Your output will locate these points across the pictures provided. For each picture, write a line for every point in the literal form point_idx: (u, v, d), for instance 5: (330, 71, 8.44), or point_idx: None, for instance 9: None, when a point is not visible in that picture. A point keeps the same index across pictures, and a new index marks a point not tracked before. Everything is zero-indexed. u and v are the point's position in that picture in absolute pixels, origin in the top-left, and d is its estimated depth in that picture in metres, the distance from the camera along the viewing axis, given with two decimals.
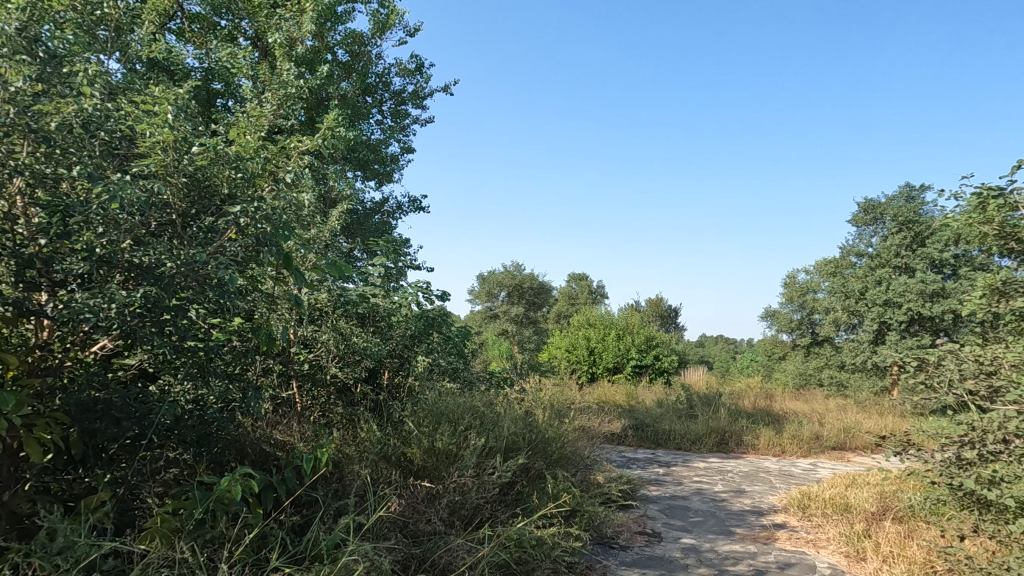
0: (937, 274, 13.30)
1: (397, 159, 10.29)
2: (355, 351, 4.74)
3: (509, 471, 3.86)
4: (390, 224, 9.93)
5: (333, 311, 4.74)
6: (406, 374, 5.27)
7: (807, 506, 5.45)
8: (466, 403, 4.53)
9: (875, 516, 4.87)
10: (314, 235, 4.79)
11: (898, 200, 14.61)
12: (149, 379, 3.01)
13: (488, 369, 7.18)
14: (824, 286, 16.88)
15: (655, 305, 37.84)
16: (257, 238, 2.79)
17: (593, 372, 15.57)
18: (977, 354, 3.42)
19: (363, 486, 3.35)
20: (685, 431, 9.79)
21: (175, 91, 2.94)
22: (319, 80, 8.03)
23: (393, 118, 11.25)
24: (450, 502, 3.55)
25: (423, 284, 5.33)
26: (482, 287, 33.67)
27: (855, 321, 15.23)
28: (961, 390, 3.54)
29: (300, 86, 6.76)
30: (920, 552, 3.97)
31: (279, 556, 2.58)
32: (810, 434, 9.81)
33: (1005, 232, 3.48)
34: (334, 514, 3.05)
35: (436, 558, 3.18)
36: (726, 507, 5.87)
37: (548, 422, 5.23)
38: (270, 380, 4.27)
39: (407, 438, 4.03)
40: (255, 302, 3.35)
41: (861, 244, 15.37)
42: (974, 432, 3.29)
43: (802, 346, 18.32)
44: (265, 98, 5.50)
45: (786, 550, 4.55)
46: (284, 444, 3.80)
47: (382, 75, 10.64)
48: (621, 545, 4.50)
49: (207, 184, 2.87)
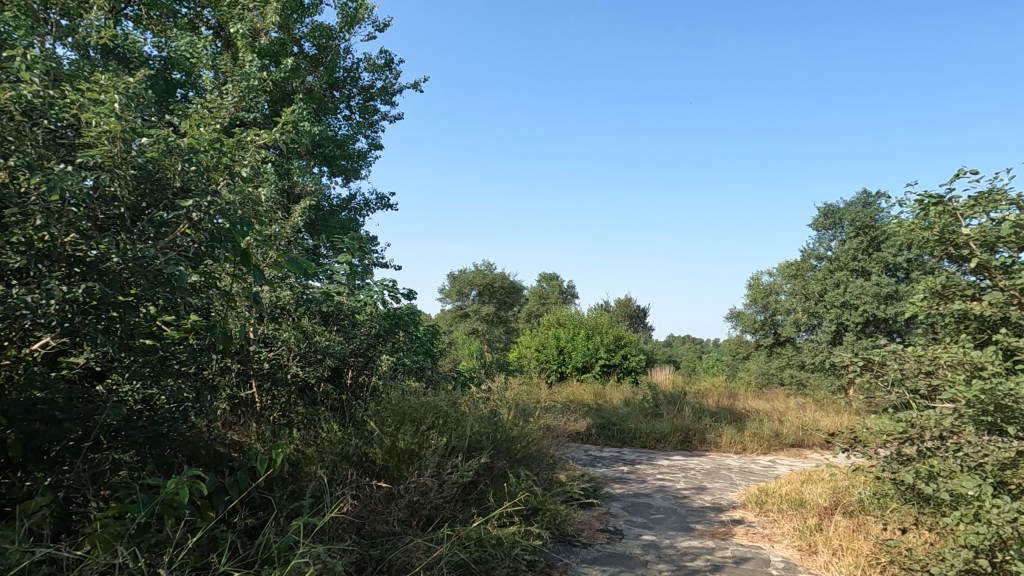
0: (891, 277, 13.84)
1: (365, 155, 10.14)
2: (317, 349, 4.64)
3: (471, 471, 3.84)
4: (357, 222, 9.80)
5: (295, 309, 4.65)
6: (370, 374, 5.19)
7: (763, 501, 5.61)
8: (430, 402, 4.49)
9: (826, 511, 5.04)
10: (275, 231, 4.68)
11: (855, 206, 15.24)
12: (96, 379, 2.90)
13: (455, 368, 7.14)
14: (785, 289, 17.35)
15: (624, 305, 38.34)
16: (210, 234, 2.70)
17: (562, 372, 15.69)
18: (918, 354, 3.57)
19: (321, 486, 3.31)
20: (651, 430, 9.94)
21: (124, 81, 2.84)
22: (283, 72, 7.85)
23: (361, 114, 11.07)
24: (409, 502, 3.52)
25: (388, 283, 5.27)
26: (452, 286, 33.54)
27: (815, 322, 15.72)
28: (905, 389, 3.69)
29: (263, 78, 6.59)
30: (866, 544, 4.13)
31: (227, 560, 2.51)
32: (770, 432, 10.09)
33: (944, 238, 3.63)
34: (288, 515, 2.99)
35: (392, 559, 3.16)
36: (688, 504, 5.98)
37: (513, 421, 5.22)
38: (227, 379, 4.16)
39: (369, 438, 3.98)
40: (211, 299, 3.25)
41: (821, 248, 15.84)
42: (914, 429, 3.44)
43: (765, 346, 18.82)
44: (226, 90, 5.34)
45: (742, 545, 4.68)
46: (241, 445, 3.71)
47: (351, 69, 10.48)
48: (583, 543, 4.55)
49: (159, 176, 2.77)
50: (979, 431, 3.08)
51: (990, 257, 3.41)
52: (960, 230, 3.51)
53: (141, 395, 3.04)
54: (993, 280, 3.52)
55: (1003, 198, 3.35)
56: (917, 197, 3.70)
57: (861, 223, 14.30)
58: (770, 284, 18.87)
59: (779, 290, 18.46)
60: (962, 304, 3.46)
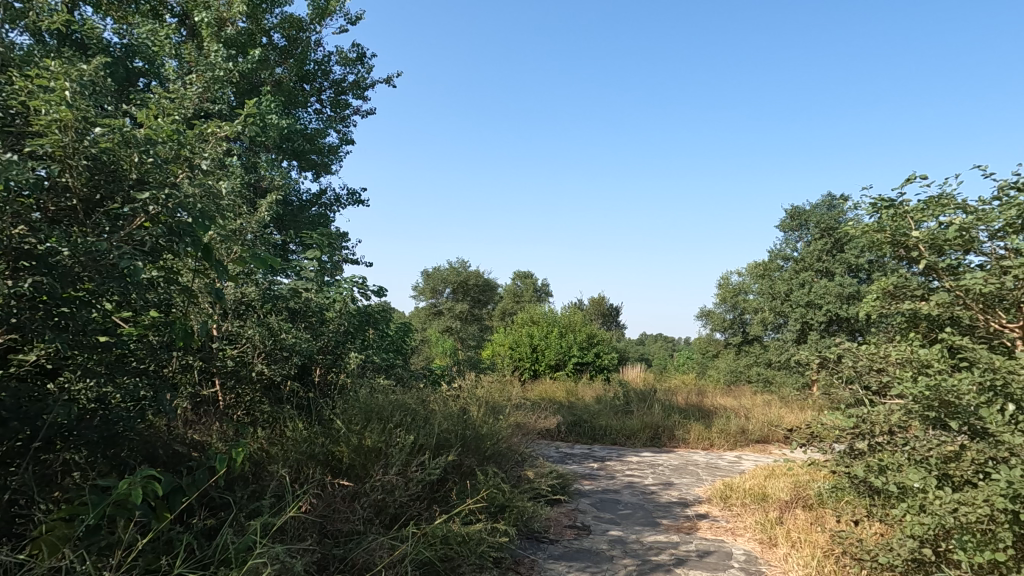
0: (853, 278, 14.28)
1: (336, 150, 9.99)
2: (283, 347, 4.55)
3: (438, 469, 3.83)
4: (327, 217, 9.67)
5: (261, 306, 4.56)
6: (338, 372, 5.12)
7: (728, 496, 5.74)
8: (398, 401, 4.46)
9: (787, 505, 5.19)
10: (240, 225, 4.57)
11: (820, 209, 15.73)
12: (48, 377, 2.78)
13: (426, 366, 7.10)
14: (753, 288, 17.75)
15: (597, 305, 38.69)
16: (168, 228, 2.61)
17: (535, 369, 15.80)
18: (871, 352, 3.69)
19: (283, 486, 3.26)
20: (621, 427, 10.07)
21: (77, 68, 2.72)
22: (251, 63, 7.68)
23: (333, 108, 10.90)
24: (374, 501, 3.49)
25: (358, 279, 5.21)
26: (427, 283, 33.36)
27: (781, 321, 16.15)
28: (858, 385, 3.81)
29: (229, 69, 6.44)
30: (823, 536, 4.27)
31: (182, 563, 2.45)
32: (736, 428, 10.33)
33: (895, 240, 3.76)
34: (248, 515, 2.94)
35: (353, 557, 3.14)
36: (655, 499, 6.08)
37: (483, 418, 5.24)
38: (188, 377, 4.06)
39: (336, 436, 3.93)
40: (170, 294, 3.16)
41: (787, 248, 16.24)
42: (864, 425, 3.58)
43: (733, 345, 19.21)
44: (190, 80, 5.21)
45: (706, 539, 4.78)
46: (201, 444, 3.62)
47: (322, 62, 10.33)
48: (550, 539, 4.60)
49: (114, 167, 2.67)
50: (926, 426, 3.21)
51: (938, 259, 3.56)
52: (910, 233, 3.63)
53: (94, 393, 2.94)
54: (941, 281, 3.67)
55: (951, 203, 3.48)
56: (871, 201, 3.82)
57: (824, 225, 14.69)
58: (738, 284, 19.28)
59: (747, 289, 18.86)
60: (912, 304, 3.60)
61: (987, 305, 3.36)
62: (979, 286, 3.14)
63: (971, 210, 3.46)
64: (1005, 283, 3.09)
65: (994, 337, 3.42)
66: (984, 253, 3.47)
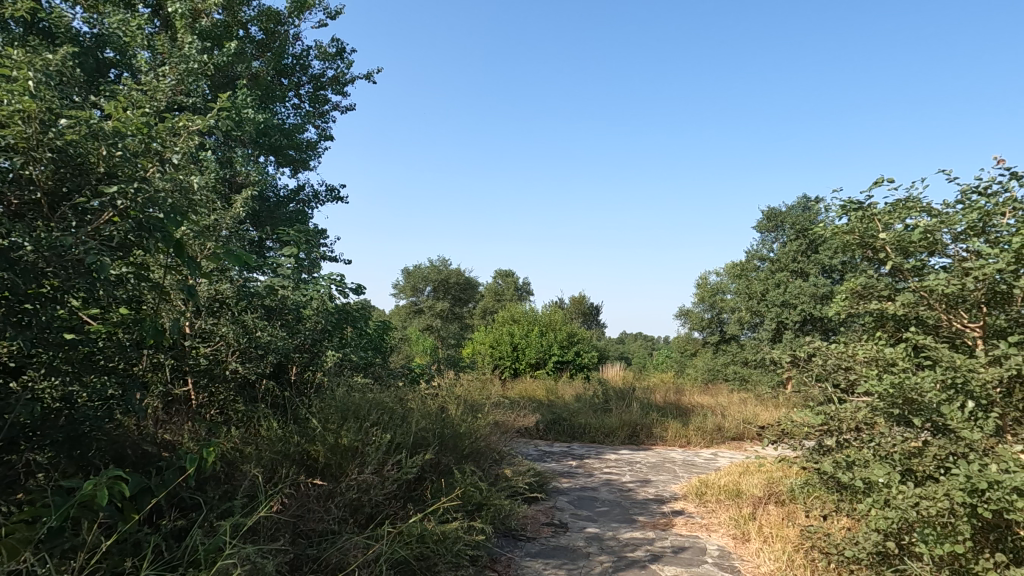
0: (827, 278, 14.58)
1: (315, 146, 9.88)
2: (258, 345, 4.49)
3: (414, 468, 3.82)
4: (305, 214, 9.55)
5: (236, 303, 4.47)
6: (315, 370, 5.07)
7: (703, 492, 5.83)
8: (376, 399, 4.44)
9: (760, 501, 5.30)
10: (213, 221, 4.48)
11: (795, 211, 16.04)
12: (11, 375, 2.71)
13: (406, 364, 7.07)
14: (730, 288, 18.01)
15: (579, 304, 38.93)
16: (138, 223, 2.55)
17: (515, 368, 15.83)
18: (839, 351, 3.77)
19: (256, 485, 3.21)
20: (600, 424, 10.16)
21: (42, 57, 2.63)
22: (226, 56, 7.53)
23: (311, 103, 10.76)
24: (349, 500, 3.46)
25: (336, 277, 5.16)
26: (408, 281, 33.23)
27: (757, 320, 16.46)
28: (827, 383, 3.89)
29: (204, 61, 6.30)
30: (793, 531, 4.37)
31: (149, 565, 2.41)
32: (713, 426, 10.49)
33: (865, 241, 3.85)
34: (219, 515, 2.90)
35: (326, 557, 3.11)
36: (632, 496, 6.14)
37: (461, 417, 5.24)
38: (159, 375, 3.97)
39: (312, 435, 3.88)
40: (140, 290, 3.09)
41: (764, 249, 16.52)
42: (832, 422, 3.65)
43: (711, 343, 19.47)
44: (163, 72, 5.09)
45: (681, 535, 4.85)
46: (171, 444, 3.55)
47: (300, 57, 10.20)
48: (527, 537, 4.62)
49: (81, 160, 2.59)
50: (890, 423, 3.31)
51: (904, 260, 3.65)
52: (878, 234, 3.73)
53: (59, 392, 2.85)
54: (907, 281, 3.77)
55: (916, 206, 3.58)
56: (841, 203, 3.91)
57: (799, 226, 14.97)
58: (716, 284, 19.55)
59: (724, 289, 19.12)
60: (879, 304, 3.68)
61: (950, 306, 3.47)
62: (942, 287, 3.23)
63: (936, 213, 3.56)
64: (966, 284, 3.19)
65: (956, 337, 3.52)
66: (948, 255, 3.58)
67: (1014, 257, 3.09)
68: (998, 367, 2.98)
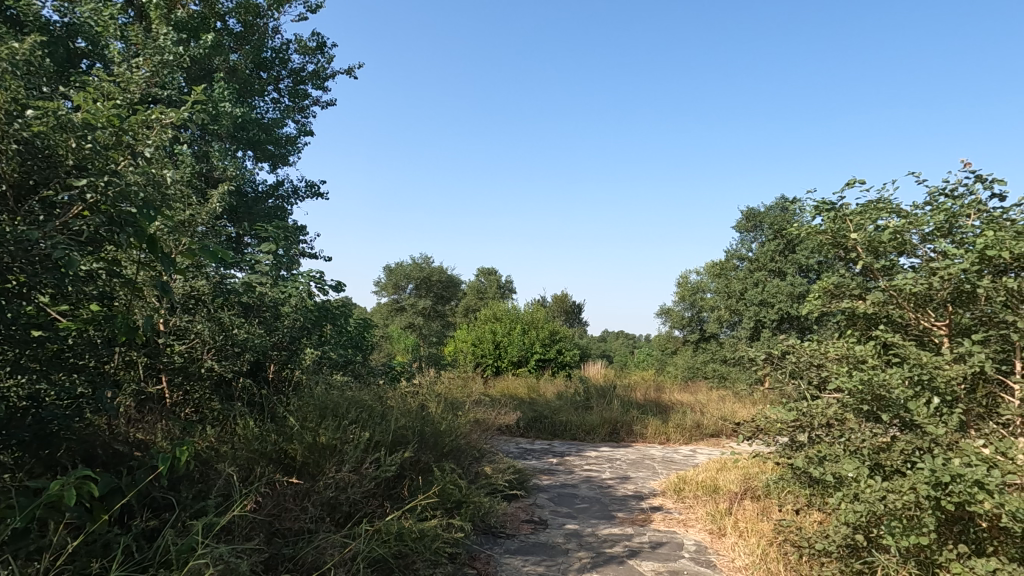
0: (804, 278, 14.85)
1: (295, 141, 9.75)
2: (234, 343, 4.42)
3: (393, 465, 3.81)
4: (284, 210, 9.42)
5: (212, 300, 4.40)
6: (293, 368, 5.01)
7: (681, 488, 5.90)
8: (354, 397, 4.41)
9: (736, 496, 5.38)
10: (188, 216, 4.39)
11: (773, 211, 16.30)
12: None
13: (387, 362, 7.02)
14: (710, 287, 18.23)
15: (561, 302, 39.14)
16: (109, 217, 2.49)
17: (497, 366, 15.82)
18: (812, 348, 3.84)
19: (230, 484, 3.17)
20: (581, 422, 10.22)
21: (8, 46, 2.56)
22: (203, 48, 7.39)
23: (291, 97, 10.61)
24: (326, 498, 3.42)
25: (316, 274, 5.11)
26: (389, 279, 33.04)
27: (736, 319, 16.73)
28: (801, 381, 3.96)
29: (180, 53, 6.17)
30: (767, 526, 4.45)
31: (119, 565, 2.37)
32: (692, 423, 10.64)
33: (837, 241, 3.93)
34: (193, 515, 2.85)
35: (302, 555, 3.07)
36: (611, 493, 6.19)
37: (441, 415, 5.24)
38: (131, 374, 3.89)
39: (289, 433, 3.84)
40: (111, 286, 3.03)
41: (743, 249, 16.78)
42: (804, 418, 3.73)
43: (691, 342, 19.70)
44: (137, 64, 4.98)
45: (659, 531, 4.91)
46: (144, 442, 3.46)
47: (280, 50, 10.05)
48: (507, 534, 4.63)
49: (48, 152, 2.52)
50: (860, 419, 3.39)
51: (875, 260, 3.73)
52: (849, 234, 3.81)
53: (26, 391, 2.78)
54: (877, 280, 3.85)
55: (886, 207, 3.67)
56: (814, 203, 3.99)
57: (777, 227, 15.21)
58: (696, 283, 19.78)
59: (705, 288, 19.35)
60: (850, 303, 3.76)
61: (918, 305, 3.55)
62: (910, 286, 3.33)
63: (904, 214, 3.65)
64: (932, 283, 3.28)
65: (923, 335, 3.62)
66: (916, 255, 3.67)
67: (977, 257, 3.19)
68: (963, 365, 3.07)
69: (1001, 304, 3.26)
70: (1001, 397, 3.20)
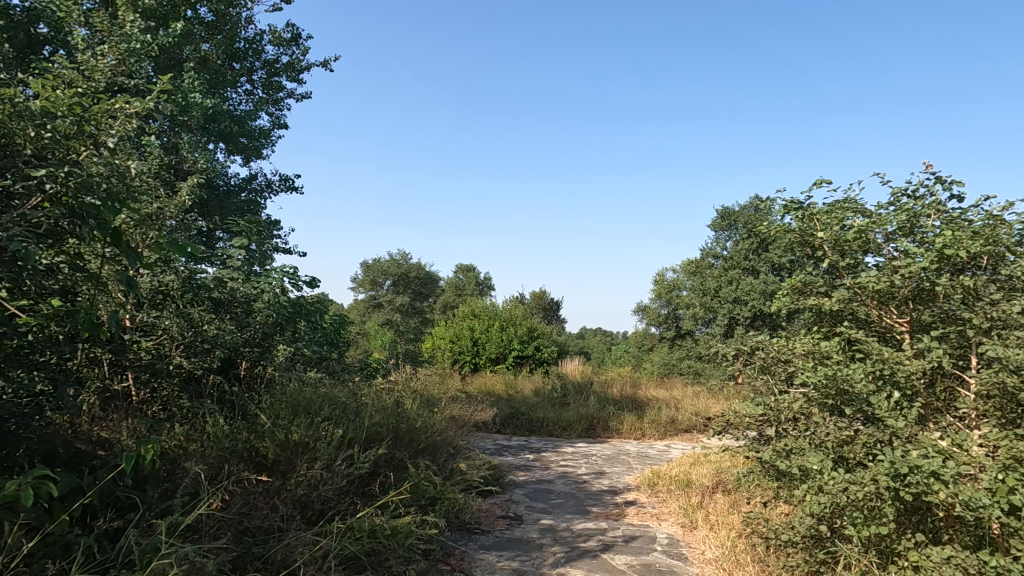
0: (776, 277, 15.14)
1: (269, 134, 9.56)
2: (204, 339, 4.32)
3: (367, 463, 3.78)
4: (257, 205, 9.24)
5: (181, 295, 4.29)
6: (266, 364, 4.93)
7: (655, 483, 5.99)
8: (329, 395, 4.37)
9: (708, 490, 5.48)
10: (156, 209, 4.29)
11: (747, 211, 16.60)
12: None
13: (363, 359, 6.96)
14: (686, 284, 18.48)
15: (539, 299, 39.31)
16: (71, 209, 2.42)
17: (475, 363, 15.73)
18: (780, 345, 3.93)
19: (198, 482, 3.11)
20: (558, 418, 10.29)
21: None
22: (172, 37, 7.19)
23: (265, 89, 10.41)
24: (297, 496, 3.39)
25: (290, 270, 5.04)
26: (367, 275, 32.73)
27: (711, 316, 17.01)
28: (770, 376, 4.04)
29: (147, 41, 5.99)
30: (737, 519, 4.54)
31: (79, 566, 2.31)
32: (667, 419, 10.79)
33: (805, 239, 4.02)
34: (158, 514, 2.79)
35: (271, 554, 3.03)
36: (587, 488, 6.25)
37: (416, 411, 5.22)
38: (96, 371, 3.78)
39: (260, 431, 3.78)
40: (73, 281, 2.94)
41: (717, 248, 17.05)
42: (772, 413, 3.81)
43: (667, 339, 19.96)
44: (102, 51, 4.83)
45: (633, 525, 4.97)
46: (109, 440, 3.36)
47: (253, 41, 9.84)
48: (482, 530, 4.64)
49: (4, 141, 2.42)
50: (824, 413, 3.49)
51: (841, 259, 3.83)
52: (816, 233, 3.90)
53: None
54: (842, 279, 3.96)
55: (852, 207, 3.77)
56: (783, 203, 4.07)
57: (751, 226, 15.50)
58: (672, 280, 20.02)
59: (681, 286, 19.60)
60: (816, 300, 3.86)
61: (881, 302, 3.65)
62: (873, 284, 3.43)
63: (869, 215, 3.76)
64: (894, 281, 3.39)
65: (885, 331, 3.73)
66: (880, 254, 3.78)
67: (936, 256, 3.30)
68: (922, 360, 3.18)
69: (959, 302, 3.38)
70: (958, 391, 3.31)
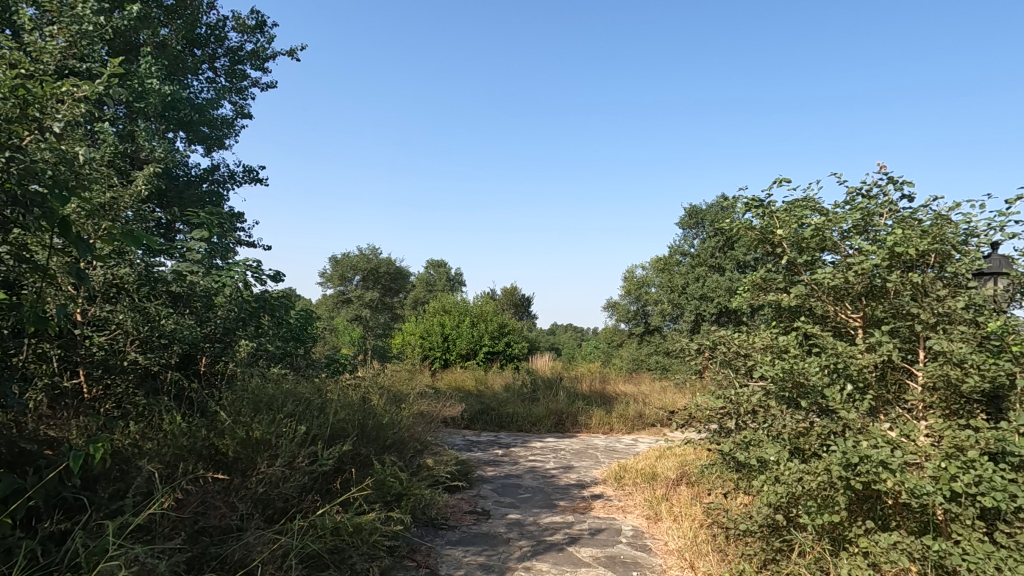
0: (741, 274, 15.50)
1: (231, 123, 9.27)
2: (161, 334, 4.18)
3: (330, 459, 3.73)
4: (219, 196, 8.96)
5: (137, 289, 4.13)
6: (227, 361, 4.80)
7: (621, 476, 6.07)
8: (292, 390, 4.29)
9: (673, 482, 5.58)
10: (110, 199, 4.12)
11: (714, 209, 16.95)
12: None
13: (329, 354, 6.83)
14: (654, 281, 18.77)
15: (511, 295, 39.38)
16: (13, 197, 2.28)
17: (445, 359, 15.61)
18: (741, 339, 4.02)
19: (152, 481, 3.01)
20: (527, 414, 10.32)
21: None
22: (128, 20, 6.89)
23: (228, 77, 10.09)
24: (257, 495, 3.31)
25: (252, 263, 4.91)
26: (336, 270, 32.21)
27: (678, 313, 17.33)
28: (732, 370, 4.13)
29: (100, 23, 5.72)
30: (699, 510, 4.64)
31: (21, 571, 2.20)
32: (635, 413, 10.96)
33: (764, 236, 4.11)
34: (108, 514, 2.70)
35: (229, 553, 2.96)
36: (554, 482, 6.30)
37: (383, 408, 5.16)
38: (44, 367, 3.61)
39: (220, 428, 3.68)
40: (17, 273, 2.78)
41: (685, 245, 17.35)
42: (733, 406, 3.89)
43: (636, 334, 20.24)
44: (49, 32, 4.59)
45: (599, 517, 5.03)
46: (57, 438, 3.22)
47: (215, 27, 9.52)
48: (448, 526, 4.63)
49: None
50: (781, 405, 3.59)
51: (798, 255, 3.93)
52: (776, 230, 4.00)
53: None
54: (801, 275, 4.07)
55: (809, 205, 3.88)
56: (745, 201, 4.15)
57: (717, 224, 15.80)
58: (641, 277, 20.29)
59: (649, 282, 19.88)
60: (776, 295, 3.96)
61: (837, 298, 3.77)
62: (828, 280, 3.54)
63: (825, 212, 3.87)
64: (848, 277, 3.50)
65: (840, 326, 3.86)
66: (836, 251, 3.90)
67: (888, 254, 3.42)
68: (873, 354, 3.31)
69: (908, 298, 3.51)
70: (906, 384, 3.45)
